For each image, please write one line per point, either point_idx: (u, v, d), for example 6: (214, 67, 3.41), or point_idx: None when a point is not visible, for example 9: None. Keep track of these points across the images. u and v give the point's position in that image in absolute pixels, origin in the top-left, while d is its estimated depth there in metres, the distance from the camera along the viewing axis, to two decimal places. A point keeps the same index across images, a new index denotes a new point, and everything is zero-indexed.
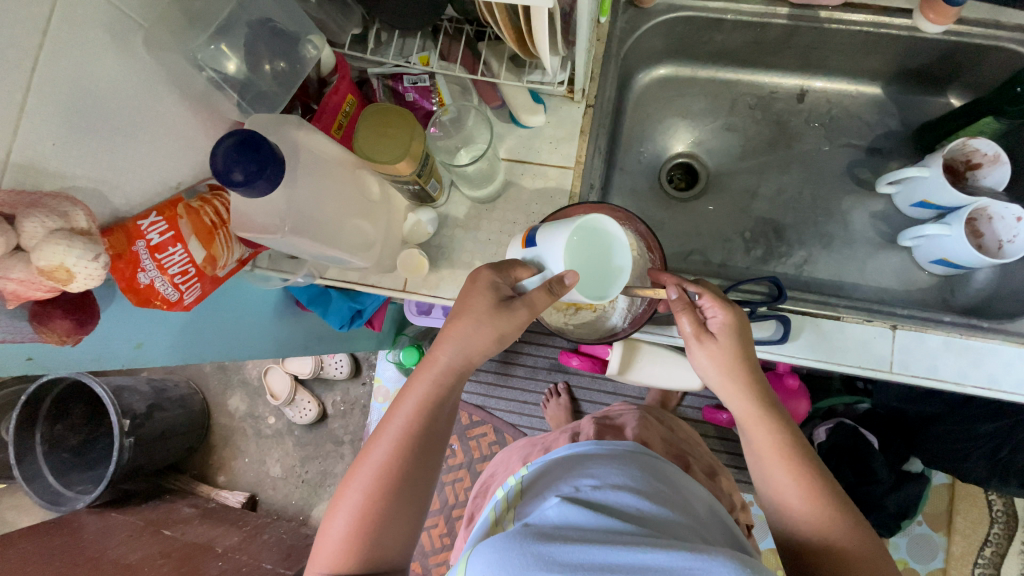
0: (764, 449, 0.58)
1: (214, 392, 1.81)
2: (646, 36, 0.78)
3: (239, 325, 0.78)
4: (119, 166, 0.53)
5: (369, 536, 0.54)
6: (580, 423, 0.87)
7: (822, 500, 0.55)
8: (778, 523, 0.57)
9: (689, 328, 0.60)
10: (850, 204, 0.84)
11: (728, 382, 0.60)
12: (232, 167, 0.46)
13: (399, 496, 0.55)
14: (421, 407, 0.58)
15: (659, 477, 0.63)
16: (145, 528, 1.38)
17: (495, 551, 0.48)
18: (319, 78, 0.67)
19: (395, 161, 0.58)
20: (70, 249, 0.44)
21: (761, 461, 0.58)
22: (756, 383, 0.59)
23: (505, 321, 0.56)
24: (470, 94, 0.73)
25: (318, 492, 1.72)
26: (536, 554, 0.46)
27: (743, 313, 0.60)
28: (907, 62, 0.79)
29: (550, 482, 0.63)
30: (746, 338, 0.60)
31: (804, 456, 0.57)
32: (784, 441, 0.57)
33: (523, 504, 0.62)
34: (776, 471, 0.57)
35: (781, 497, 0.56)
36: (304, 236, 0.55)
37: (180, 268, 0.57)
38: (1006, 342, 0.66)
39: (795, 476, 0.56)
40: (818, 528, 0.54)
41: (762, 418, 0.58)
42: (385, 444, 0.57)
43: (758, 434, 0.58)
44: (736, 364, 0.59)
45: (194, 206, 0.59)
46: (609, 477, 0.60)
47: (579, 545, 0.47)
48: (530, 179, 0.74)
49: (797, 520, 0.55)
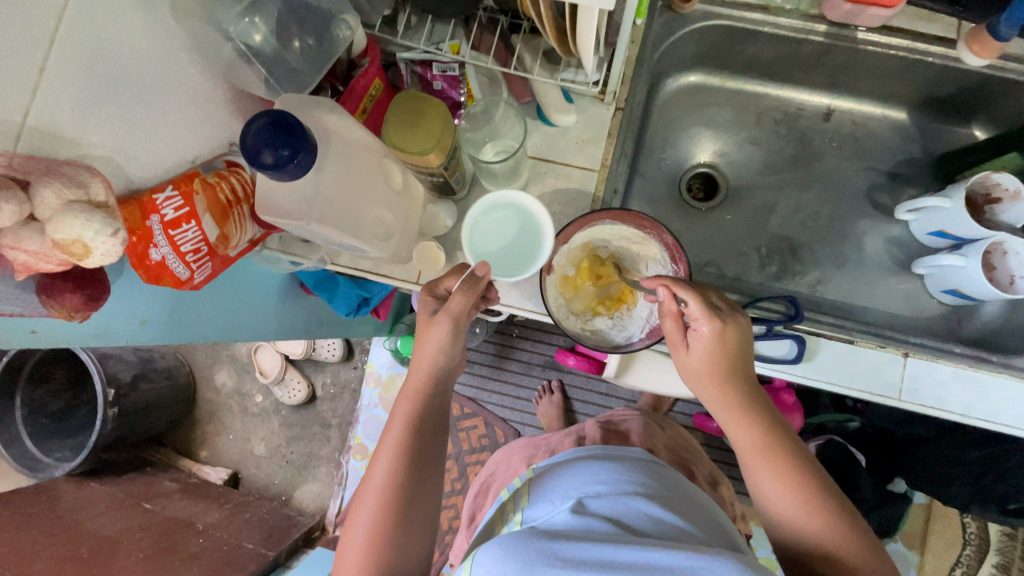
0: (752, 447, 0.57)
1: (201, 365, 1.78)
2: (679, 42, 0.77)
3: (244, 306, 0.77)
4: (139, 136, 0.51)
5: (386, 543, 0.53)
6: (584, 425, 0.88)
7: (812, 500, 0.53)
8: (773, 524, 0.56)
9: (673, 331, 0.61)
10: (866, 227, 0.84)
11: (711, 386, 0.59)
12: (262, 148, 0.44)
13: (410, 501, 0.55)
14: (411, 415, 0.58)
15: (665, 479, 0.63)
16: (125, 501, 1.36)
17: (499, 546, 0.48)
18: (349, 59, 0.65)
19: (425, 152, 0.57)
20: (88, 222, 0.42)
21: (746, 462, 0.57)
22: (741, 382, 0.59)
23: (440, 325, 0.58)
24: (498, 87, 0.71)
25: (302, 474, 1.69)
26: (541, 550, 0.46)
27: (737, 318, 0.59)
28: (935, 90, 0.79)
29: (551, 481, 0.63)
30: (741, 342, 0.59)
31: (793, 451, 0.56)
32: (774, 438, 0.56)
33: (528, 503, 0.61)
34: (761, 469, 0.56)
35: (770, 499, 0.55)
36: (328, 224, 0.54)
37: (193, 245, 0.55)
38: (1013, 378, 0.67)
39: (781, 475, 0.55)
40: (811, 528, 0.53)
41: (743, 419, 0.58)
42: (387, 453, 0.56)
43: (744, 434, 0.57)
44: (722, 368, 0.58)
45: (211, 182, 0.56)
46: (612, 477, 0.59)
47: (580, 542, 0.47)
48: (553, 180, 0.73)
49: (790, 520, 0.54)
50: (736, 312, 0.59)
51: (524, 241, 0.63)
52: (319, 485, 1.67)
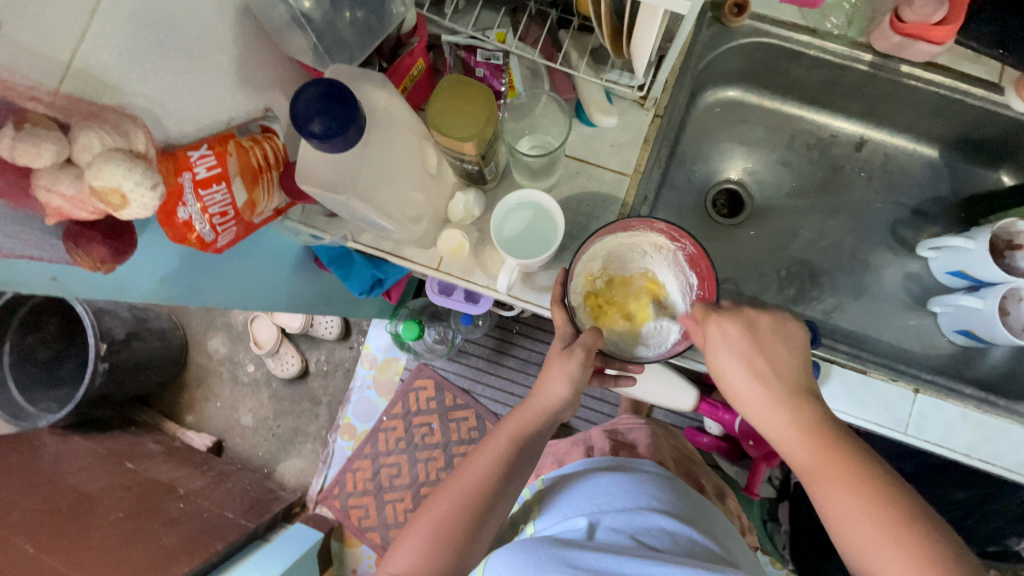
0: (815, 465, 0.50)
1: (196, 329, 1.76)
2: (723, 55, 0.77)
3: (261, 276, 0.76)
4: (179, 91, 0.49)
5: (452, 547, 0.55)
6: (592, 436, 0.87)
7: (895, 522, 0.47)
8: (853, 555, 0.48)
9: (710, 337, 0.56)
10: (885, 260, 0.85)
11: (763, 393, 0.53)
12: (312, 117, 0.44)
13: (475, 535, 0.56)
14: (500, 456, 0.60)
15: (677, 491, 0.64)
16: (107, 458, 1.34)
17: (514, 555, 0.51)
18: (398, 37, 0.64)
19: (466, 139, 0.56)
20: (129, 173, 0.41)
21: (810, 481, 0.51)
22: (793, 388, 0.53)
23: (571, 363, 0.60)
24: (540, 80, 0.70)
25: (287, 448, 1.68)
26: (555, 557, 0.48)
27: (778, 317, 0.56)
28: (970, 132, 0.79)
29: (566, 490, 0.64)
30: (785, 345, 0.55)
31: (866, 465, 0.49)
32: (837, 453, 0.50)
33: (539, 515, 0.63)
34: (830, 489, 0.49)
35: (846, 522, 0.48)
36: (365, 202, 0.53)
37: (220, 208, 0.54)
38: (1017, 424, 0.68)
39: (855, 492, 0.48)
40: (897, 559, 0.45)
41: (803, 431, 0.52)
42: (479, 467, 0.59)
43: (803, 449, 0.51)
44: (773, 377, 0.53)
45: (244, 145, 0.55)
46: (624, 487, 0.60)
47: (597, 552, 0.49)
48: (584, 180, 0.72)
49: (872, 550, 0.47)
50: (777, 312, 0.56)
51: (540, 225, 0.67)
52: (304, 462, 1.66)
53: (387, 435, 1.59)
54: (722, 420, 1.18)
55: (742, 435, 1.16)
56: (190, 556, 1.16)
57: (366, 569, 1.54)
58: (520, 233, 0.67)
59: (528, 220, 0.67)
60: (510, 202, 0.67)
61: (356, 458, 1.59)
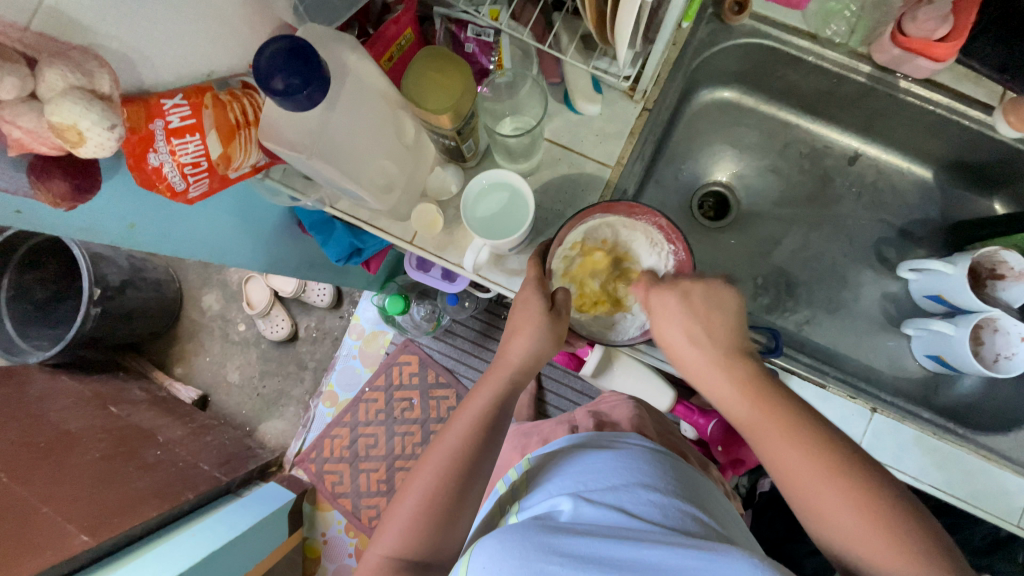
0: (753, 421, 0.49)
1: (192, 284, 1.78)
2: (721, 53, 0.76)
3: (241, 232, 0.77)
4: (156, 38, 0.50)
5: (440, 514, 0.54)
6: (577, 416, 0.88)
7: (840, 476, 0.45)
8: (804, 512, 0.46)
9: (655, 307, 0.57)
10: (866, 278, 0.84)
11: (700, 354, 0.53)
12: (274, 74, 0.44)
13: (460, 503, 0.55)
14: (481, 417, 0.58)
15: (668, 469, 0.61)
16: (91, 400, 1.37)
17: (502, 544, 0.45)
18: (386, 4, 0.66)
19: (439, 112, 0.56)
20: (86, 111, 0.42)
21: (752, 437, 0.50)
22: (726, 349, 0.53)
23: (556, 322, 0.60)
24: (530, 62, 0.70)
25: (270, 409, 1.71)
26: (542, 544, 0.44)
27: (711, 282, 0.55)
28: (966, 156, 0.77)
29: (553, 472, 0.62)
30: (718, 308, 0.54)
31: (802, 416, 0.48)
32: (776, 409, 0.49)
33: (526, 496, 0.61)
34: (771, 445, 0.48)
35: (789, 478, 0.47)
36: (329, 163, 0.54)
37: (193, 159, 0.54)
38: (974, 454, 0.68)
39: (795, 448, 0.47)
40: (844, 508, 0.44)
41: (740, 388, 0.51)
42: (460, 430, 0.58)
43: (742, 409, 0.50)
44: (707, 340, 0.53)
45: (222, 99, 0.55)
46: (611, 468, 0.57)
47: (584, 538, 0.45)
48: (565, 167, 0.72)
49: (824, 504, 0.44)
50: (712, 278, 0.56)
51: (514, 210, 0.66)
52: (285, 424, 1.68)
53: (368, 405, 1.61)
54: (697, 424, 1.19)
55: (712, 440, 1.17)
56: (160, 502, 1.19)
57: (336, 534, 1.56)
58: (495, 215, 0.67)
59: (504, 203, 0.67)
60: (478, 186, 0.67)
61: (335, 425, 1.62)
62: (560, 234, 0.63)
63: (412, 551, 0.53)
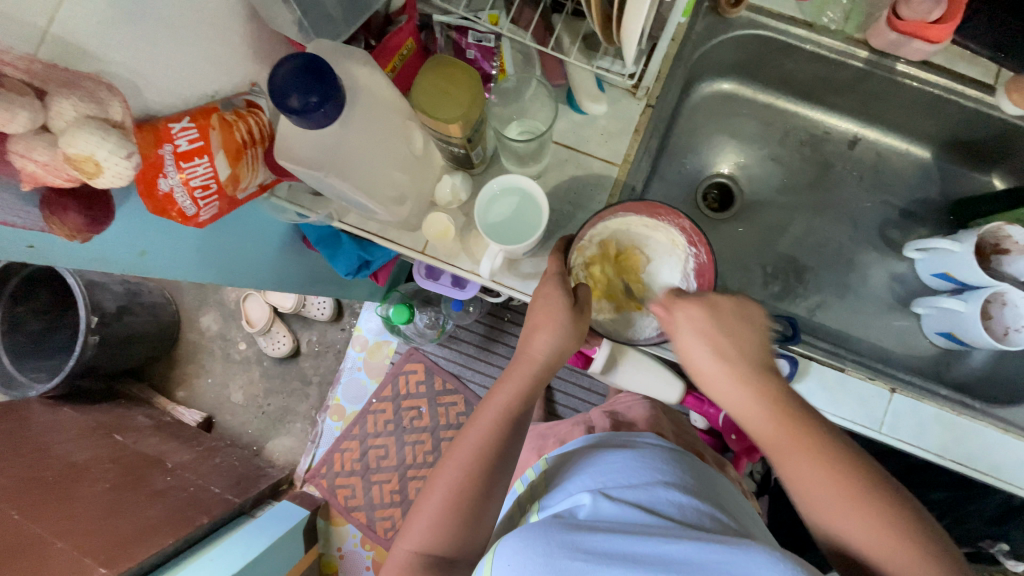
0: (773, 437, 0.51)
1: (188, 306, 1.76)
2: (719, 46, 0.76)
3: (249, 252, 0.76)
4: (161, 62, 0.49)
5: (468, 510, 0.56)
6: (591, 417, 0.89)
7: (856, 489, 0.47)
8: (815, 518, 0.49)
9: (676, 322, 0.54)
10: (871, 260, 0.85)
11: (730, 373, 0.52)
12: (289, 92, 0.44)
13: (487, 497, 0.57)
14: (504, 413, 0.59)
15: (686, 466, 0.61)
16: (96, 430, 1.35)
17: (524, 544, 0.46)
18: (387, 15, 0.65)
19: (450, 121, 0.56)
20: (102, 141, 0.41)
21: (771, 449, 0.51)
22: (753, 365, 0.52)
23: (584, 321, 0.59)
24: (532, 65, 0.70)
25: (276, 426, 1.69)
26: (562, 543, 0.44)
27: (738, 298, 0.54)
28: (963, 134, 0.79)
29: (573, 470, 0.62)
30: (746, 325, 0.53)
31: (824, 436, 0.49)
32: (796, 426, 0.50)
33: (547, 495, 0.60)
34: (794, 462, 0.50)
35: (806, 488, 0.49)
36: (343, 180, 0.54)
37: (203, 181, 0.53)
38: (991, 427, 0.69)
39: (817, 468, 0.48)
40: (861, 520, 0.46)
41: (764, 408, 0.51)
42: (483, 427, 0.58)
43: (763, 424, 0.51)
44: (735, 355, 0.52)
45: (228, 119, 0.54)
46: (630, 465, 0.57)
47: (605, 534, 0.45)
48: (573, 168, 0.72)
49: (836, 513, 0.47)
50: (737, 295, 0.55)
51: (526, 213, 0.66)
52: (293, 441, 1.67)
53: (376, 417, 1.60)
54: (709, 414, 1.19)
55: (725, 429, 1.17)
56: (174, 528, 1.17)
57: (352, 548, 1.55)
58: (506, 219, 0.67)
59: (515, 207, 0.67)
60: (491, 191, 0.67)
61: (345, 439, 1.61)
62: (579, 233, 0.62)
63: (442, 545, 0.55)
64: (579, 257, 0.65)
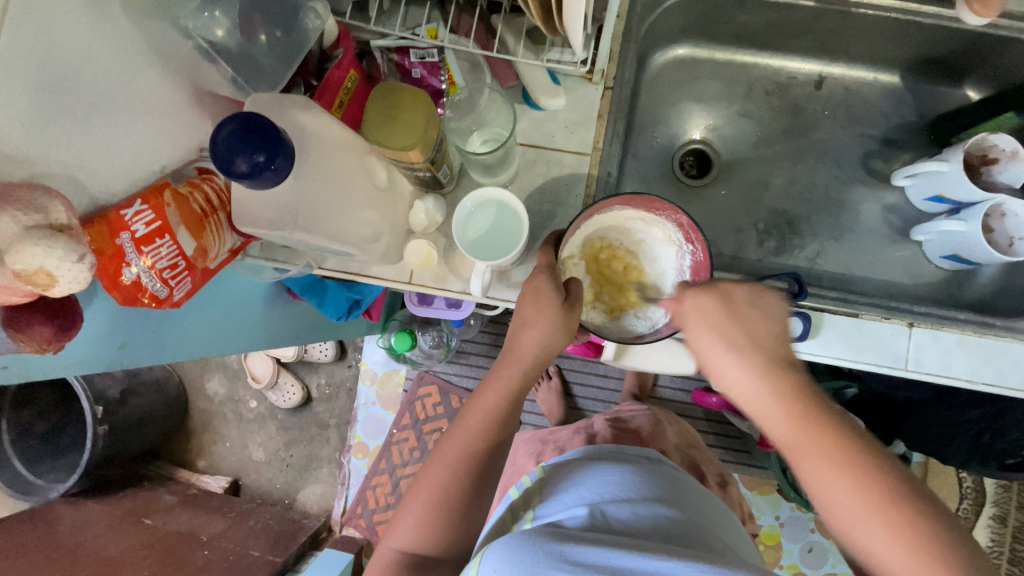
0: (794, 441, 0.47)
1: (191, 375, 1.74)
2: (666, 13, 0.74)
3: (233, 318, 0.74)
4: (99, 149, 0.47)
5: (455, 515, 0.53)
6: (595, 425, 0.86)
7: (884, 498, 0.44)
8: (839, 530, 0.46)
9: (688, 312, 0.53)
10: (862, 195, 0.83)
11: (750, 374, 0.49)
12: (234, 156, 0.42)
13: (475, 500, 0.54)
14: (495, 413, 0.56)
15: (673, 482, 0.59)
16: (123, 519, 1.33)
17: (507, 547, 0.43)
18: (321, 50, 0.61)
19: (409, 148, 0.54)
20: (50, 250, 0.39)
21: (793, 456, 0.48)
22: (770, 358, 0.49)
23: (574, 318, 0.57)
24: (481, 71, 0.67)
25: (304, 476, 1.67)
26: (548, 550, 0.42)
27: (752, 287, 0.52)
28: (928, 51, 0.77)
29: (563, 482, 0.60)
30: (763, 317, 0.51)
31: (855, 441, 0.46)
32: (820, 427, 0.47)
33: (541, 503, 0.59)
34: (817, 470, 0.46)
35: (827, 496, 0.46)
36: (311, 232, 0.51)
37: (169, 261, 0.51)
38: (1017, 341, 0.67)
39: (844, 477, 0.45)
40: (885, 533, 0.43)
41: (787, 406, 0.48)
42: (473, 428, 0.55)
43: (785, 426, 0.48)
44: (750, 348, 0.50)
45: (182, 192, 0.52)
46: (625, 483, 0.55)
47: (593, 545, 0.43)
48: (544, 167, 0.70)
49: (859, 525, 0.44)
50: (751, 282, 0.53)
51: (505, 224, 0.64)
52: (323, 487, 1.65)
53: (400, 447, 1.58)
54: None
55: None
56: None
57: None
58: (487, 233, 0.64)
59: (492, 219, 0.64)
60: (468, 206, 0.65)
61: (374, 474, 1.59)
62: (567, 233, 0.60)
63: (424, 546, 0.53)
64: (573, 254, 0.65)
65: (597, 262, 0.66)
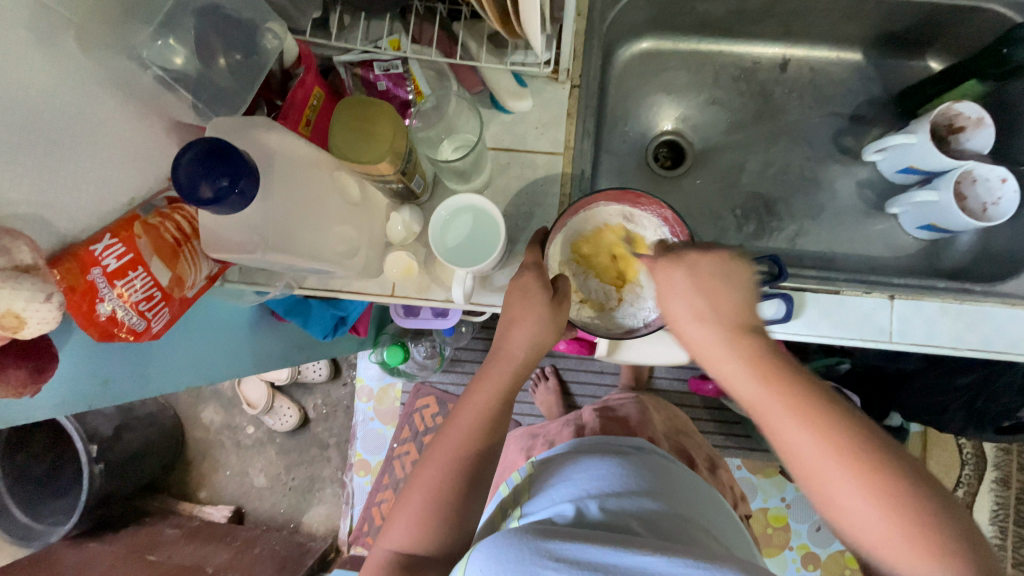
0: (762, 405, 0.46)
1: (186, 406, 1.72)
2: (628, 8, 0.75)
3: (218, 345, 0.73)
4: (64, 186, 0.46)
5: (447, 520, 0.53)
6: (583, 417, 0.86)
7: (854, 457, 0.42)
8: (813, 495, 0.45)
9: (661, 283, 0.53)
10: (836, 172, 0.84)
11: (717, 338, 0.49)
12: (198, 183, 0.41)
13: (466, 504, 0.54)
14: (484, 414, 0.55)
15: (663, 474, 0.59)
16: (127, 556, 1.29)
17: (495, 546, 0.42)
18: (283, 70, 0.61)
19: (379, 160, 0.54)
20: (16, 291, 0.38)
21: (761, 420, 0.47)
22: (733, 325, 0.49)
23: (563, 316, 0.57)
24: (447, 79, 0.68)
25: (307, 498, 1.65)
26: (535, 549, 0.41)
27: (723, 255, 0.50)
28: (889, 25, 0.78)
29: (552, 477, 0.59)
30: (729, 283, 0.50)
31: (823, 403, 0.44)
32: (785, 388, 0.45)
33: (528, 500, 0.58)
34: (785, 431, 0.45)
35: (798, 458, 0.44)
36: (284, 253, 0.51)
37: (144, 293, 0.50)
38: (999, 305, 0.68)
39: (812, 437, 0.44)
40: (857, 493, 0.42)
41: (753, 368, 0.47)
42: (463, 430, 0.55)
43: (759, 395, 0.46)
44: (714, 313, 0.49)
45: (152, 222, 0.52)
46: (612, 478, 0.55)
47: (580, 542, 0.42)
48: (518, 169, 0.70)
49: (830, 487, 0.43)
50: (724, 249, 0.51)
51: (483, 228, 0.64)
52: (328, 507, 1.63)
53: (402, 460, 1.57)
54: None
55: None
56: None
57: None
58: (466, 239, 0.64)
59: (470, 225, 0.64)
60: (446, 213, 0.64)
61: (378, 490, 1.57)
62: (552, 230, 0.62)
63: (417, 550, 0.52)
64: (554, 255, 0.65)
65: (579, 256, 0.66)
